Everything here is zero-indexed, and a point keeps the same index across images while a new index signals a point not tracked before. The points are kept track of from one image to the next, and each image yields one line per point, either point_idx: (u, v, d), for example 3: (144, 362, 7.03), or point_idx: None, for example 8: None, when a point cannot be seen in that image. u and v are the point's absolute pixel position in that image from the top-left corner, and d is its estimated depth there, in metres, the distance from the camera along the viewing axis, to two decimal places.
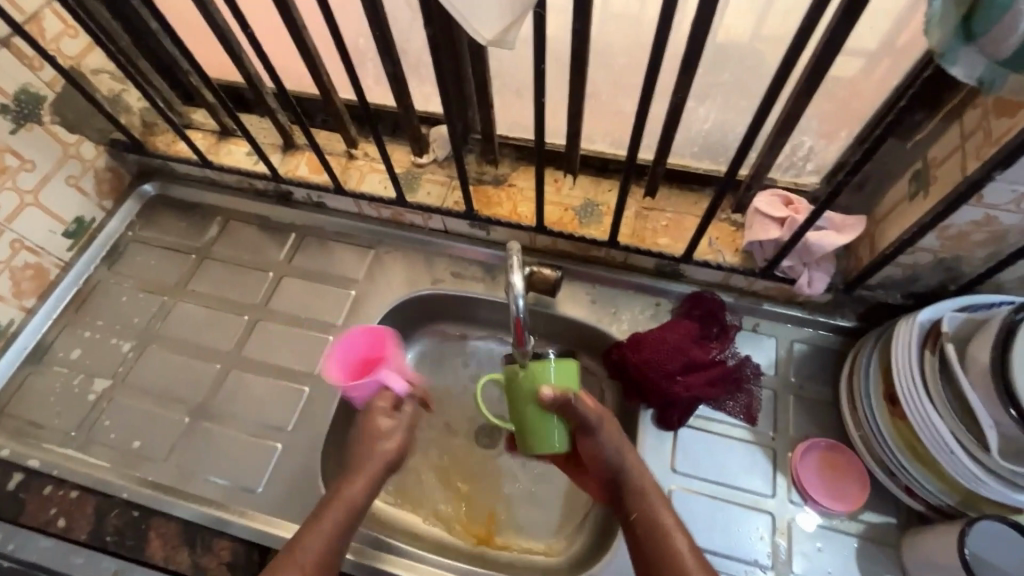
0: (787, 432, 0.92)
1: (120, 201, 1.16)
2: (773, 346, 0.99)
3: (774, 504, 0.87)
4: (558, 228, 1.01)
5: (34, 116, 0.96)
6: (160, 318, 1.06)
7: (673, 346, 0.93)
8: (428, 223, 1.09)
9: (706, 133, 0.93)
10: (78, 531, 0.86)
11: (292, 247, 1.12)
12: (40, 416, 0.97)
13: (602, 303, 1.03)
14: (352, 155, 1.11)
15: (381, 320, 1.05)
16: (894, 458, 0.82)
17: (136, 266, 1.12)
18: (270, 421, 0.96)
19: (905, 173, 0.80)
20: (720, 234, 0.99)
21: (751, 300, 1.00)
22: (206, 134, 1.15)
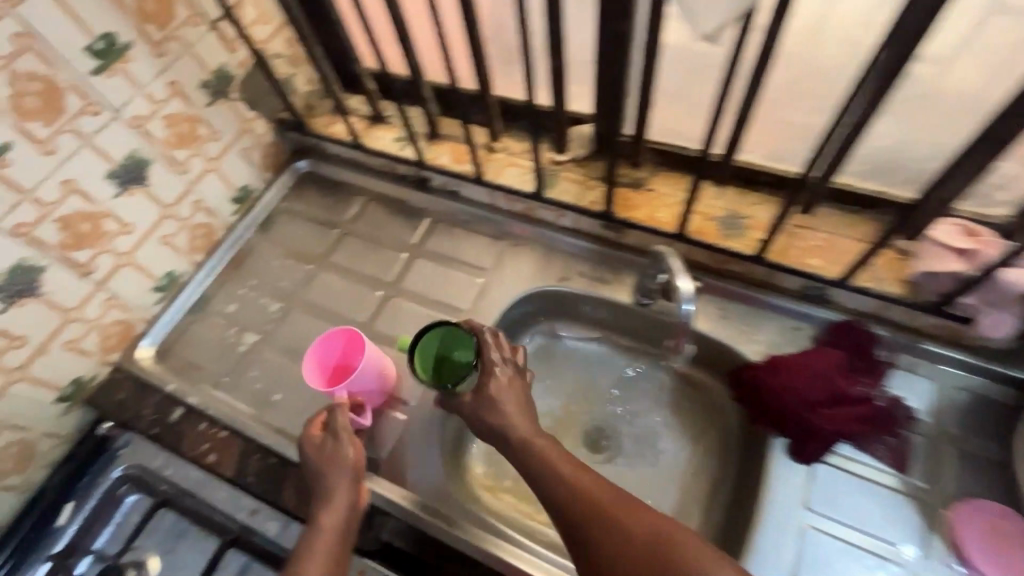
0: (944, 488, 0.83)
1: (278, 174, 1.26)
2: (931, 390, 0.89)
3: (925, 566, 0.78)
4: (698, 238, 0.98)
5: (225, 91, 1.08)
6: (305, 284, 1.14)
7: (818, 376, 0.86)
8: (559, 220, 1.09)
9: (883, 152, 0.85)
10: (225, 468, 0.95)
11: (426, 231, 1.17)
12: (199, 359, 1.08)
13: (736, 320, 0.98)
14: (494, 148, 1.14)
15: (506, 311, 1.06)
16: None
17: (286, 234, 1.21)
18: (397, 393, 1.00)
19: None
20: (884, 262, 0.92)
21: (908, 336, 0.90)
22: (360, 118, 1.23)
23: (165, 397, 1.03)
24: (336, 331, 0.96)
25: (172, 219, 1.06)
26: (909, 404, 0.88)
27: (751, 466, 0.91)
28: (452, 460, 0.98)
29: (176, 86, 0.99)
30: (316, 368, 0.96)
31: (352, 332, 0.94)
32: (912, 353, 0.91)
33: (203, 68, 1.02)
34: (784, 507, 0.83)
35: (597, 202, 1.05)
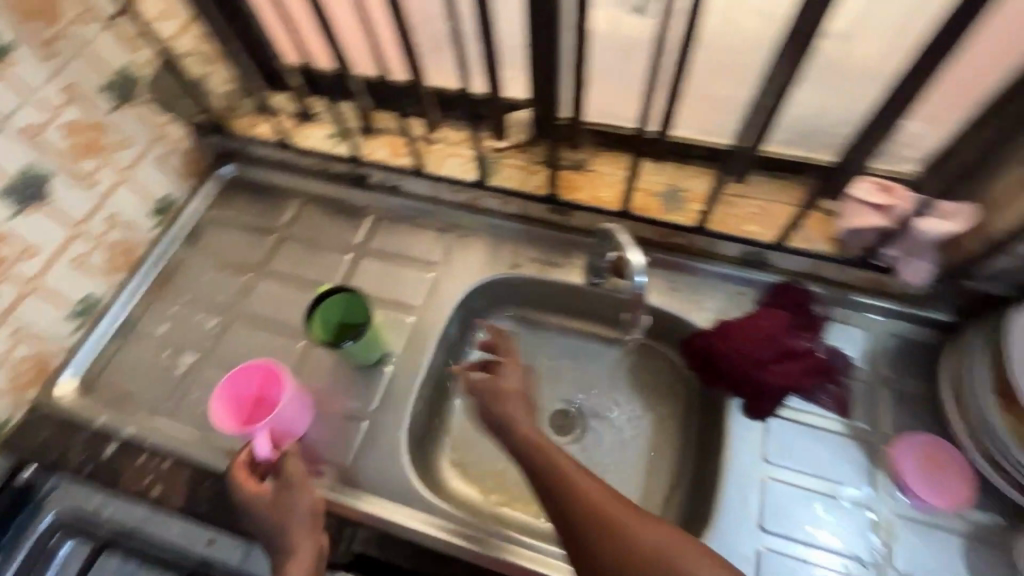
0: (882, 426, 0.89)
1: (201, 181, 1.18)
2: (863, 337, 0.95)
3: (871, 500, 0.84)
4: (645, 214, 1.01)
5: (132, 93, 0.99)
6: (244, 295, 1.08)
7: (765, 332, 0.92)
8: (502, 205, 1.09)
9: (802, 119, 0.90)
10: (173, 502, 0.87)
11: (367, 230, 1.12)
12: (131, 386, 0.99)
13: (688, 293, 1.00)
14: (433, 139, 1.12)
15: (458, 306, 1.04)
16: (1005, 450, 0.79)
17: (217, 244, 1.13)
18: (353, 396, 0.96)
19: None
20: (813, 222, 0.97)
21: (840, 291, 0.95)
22: (288, 117, 1.18)
23: (95, 433, 0.94)
24: (253, 363, 0.90)
25: (82, 239, 0.97)
26: (845, 353, 0.94)
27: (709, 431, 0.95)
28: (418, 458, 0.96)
29: (76, 89, 0.90)
30: (225, 403, 0.90)
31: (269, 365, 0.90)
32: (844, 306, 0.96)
33: (103, 69, 0.94)
34: (744, 464, 0.87)
35: (543, 185, 1.06)
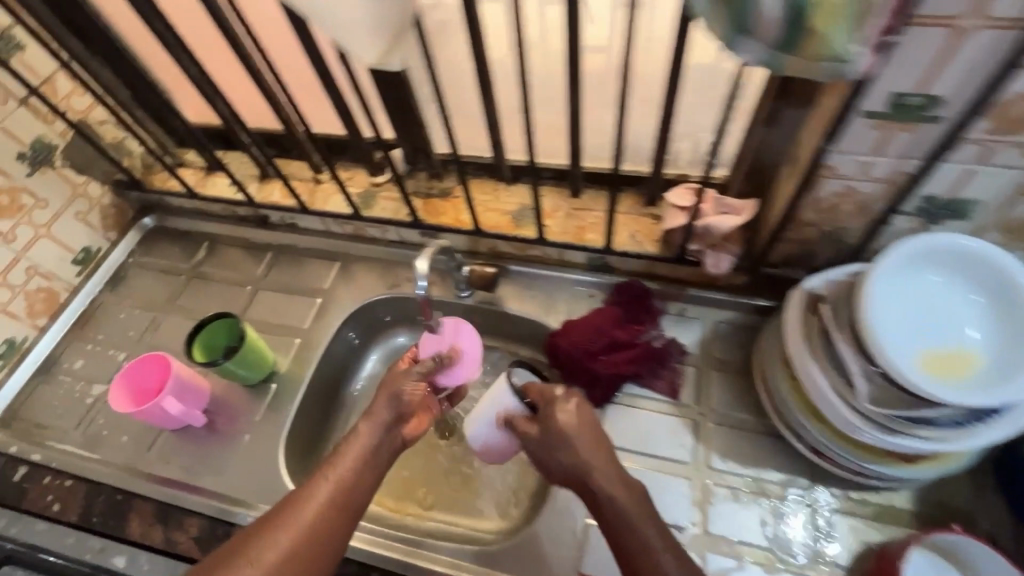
0: (711, 403, 0.81)
1: (123, 234, 1.11)
2: (849, 414, 0.62)
3: (690, 470, 0.77)
4: (495, 232, 0.93)
5: (48, 160, 0.96)
6: (152, 330, 1.01)
7: (594, 329, 0.84)
8: (386, 236, 1.02)
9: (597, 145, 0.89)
10: (62, 516, 0.80)
11: (269, 264, 1.06)
12: (43, 417, 0.92)
13: (541, 297, 0.94)
14: (318, 180, 1.05)
15: (271, 327, 0.99)
16: (801, 424, 0.70)
17: (135, 289, 1.07)
18: (260, 430, 0.87)
19: (810, 179, 0.66)
20: (640, 229, 0.89)
21: (816, 343, 0.66)
22: (252, 174, 1.09)
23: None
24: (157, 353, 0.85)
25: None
26: (658, 442, 0.79)
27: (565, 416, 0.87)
28: (301, 460, 0.88)
29: (29, 190, 0.93)
30: (126, 390, 0.84)
31: (163, 355, 0.83)
32: (823, 368, 0.65)
33: (16, 140, 0.91)
34: None
35: (434, 214, 0.97)
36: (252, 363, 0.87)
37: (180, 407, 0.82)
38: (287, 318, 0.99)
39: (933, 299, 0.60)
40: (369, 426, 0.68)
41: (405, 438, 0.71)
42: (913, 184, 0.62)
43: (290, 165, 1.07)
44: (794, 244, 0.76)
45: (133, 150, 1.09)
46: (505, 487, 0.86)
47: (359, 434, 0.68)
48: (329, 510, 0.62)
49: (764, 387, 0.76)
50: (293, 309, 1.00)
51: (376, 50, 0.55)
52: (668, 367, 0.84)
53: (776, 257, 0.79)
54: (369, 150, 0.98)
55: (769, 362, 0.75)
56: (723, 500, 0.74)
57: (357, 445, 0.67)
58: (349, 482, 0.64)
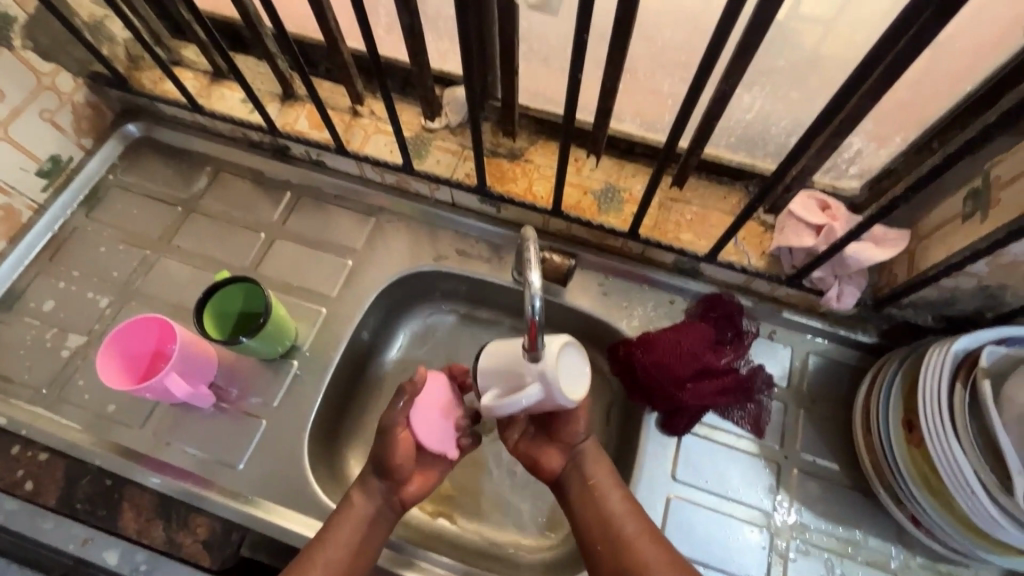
0: (796, 445, 0.73)
1: (100, 142, 0.90)
2: (990, 508, 0.55)
3: (771, 520, 0.70)
4: (574, 214, 0.78)
5: (2, 38, 0.72)
6: (141, 273, 0.83)
7: (686, 350, 0.73)
8: (435, 195, 0.85)
9: (720, 129, 0.73)
10: (46, 497, 0.69)
11: (287, 207, 0.88)
12: (6, 368, 0.77)
13: (615, 295, 0.82)
14: (357, 112, 0.85)
15: (289, 286, 0.83)
16: (911, 496, 0.64)
17: (117, 216, 0.87)
18: (278, 416, 0.74)
19: (1012, 234, 0.54)
20: (745, 234, 0.76)
21: (958, 421, 0.58)
22: (270, 90, 0.87)
23: None
24: (150, 316, 0.70)
25: None
26: (736, 482, 0.72)
27: (626, 435, 0.79)
28: (323, 452, 0.77)
29: None
30: (115, 358, 0.69)
31: (165, 320, 0.68)
32: (966, 450, 0.57)
33: None
34: (651, 467, 0.72)
35: (501, 178, 0.80)
36: (273, 338, 0.73)
37: (188, 387, 0.69)
38: (310, 279, 0.83)
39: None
40: (364, 496, 0.64)
41: (404, 503, 0.66)
42: None
43: (322, 86, 0.86)
44: (937, 290, 0.65)
45: (114, 34, 0.84)
46: (550, 504, 0.78)
47: (357, 502, 0.64)
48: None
49: (867, 444, 0.69)
50: (317, 269, 0.84)
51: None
52: (755, 401, 0.74)
53: (906, 299, 0.69)
54: (431, 87, 0.78)
55: (880, 419, 0.67)
56: (798, 557, 0.68)
57: (355, 515, 0.63)
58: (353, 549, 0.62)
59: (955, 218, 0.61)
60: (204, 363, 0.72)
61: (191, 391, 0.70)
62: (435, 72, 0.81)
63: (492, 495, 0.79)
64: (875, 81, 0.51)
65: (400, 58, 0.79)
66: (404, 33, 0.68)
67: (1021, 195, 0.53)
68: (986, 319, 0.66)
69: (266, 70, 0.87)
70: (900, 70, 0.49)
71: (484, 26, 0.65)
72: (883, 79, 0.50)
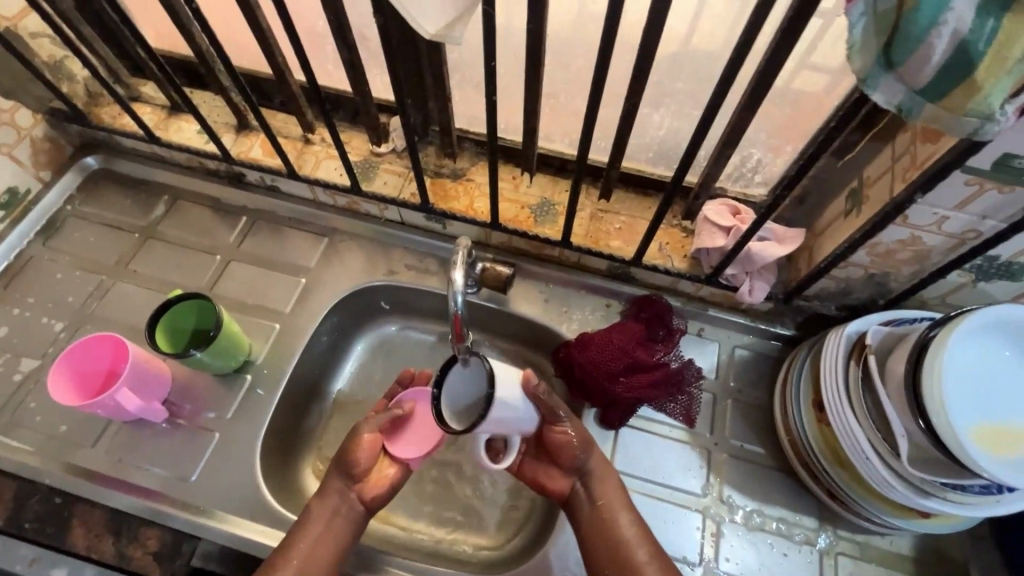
0: (725, 432, 0.78)
1: (59, 174, 0.93)
2: (884, 471, 0.61)
3: (705, 503, 0.74)
4: (512, 227, 0.84)
5: None
6: (97, 297, 0.86)
7: (617, 347, 0.79)
8: (385, 215, 0.91)
9: (638, 145, 0.80)
10: None
11: (243, 230, 0.92)
12: None
13: (555, 301, 0.87)
14: (308, 139, 0.91)
15: (244, 304, 0.86)
16: (823, 469, 0.70)
17: (72, 244, 0.90)
18: (230, 428, 0.77)
19: (879, 225, 0.62)
20: (668, 239, 0.83)
21: (854, 393, 0.65)
22: (225, 121, 0.92)
23: None
24: (103, 334, 0.72)
25: None
26: (671, 470, 0.76)
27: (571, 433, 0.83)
28: (277, 463, 0.79)
29: None
30: (67, 375, 0.71)
31: (118, 337, 0.71)
32: (859, 420, 0.64)
33: None
34: None
35: (445, 196, 0.86)
36: (225, 353, 0.76)
37: (138, 402, 0.71)
38: (264, 297, 0.87)
39: (995, 371, 0.58)
40: (321, 500, 0.67)
41: (365, 502, 0.69)
42: (983, 246, 0.59)
43: (275, 117, 0.92)
44: (834, 281, 0.73)
45: (71, 73, 0.89)
46: (500, 503, 0.81)
47: (315, 509, 0.67)
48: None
49: (784, 425, 0.75)
50: (272, 287, 0.88)
51: (438, 19, 0.45)
52: (686, 393, 0.80)
53: (810, 291, 0.76)
54: (376, 115, 0.84)
55: (795, 400, 0.73)
56: (729, 534, 0.73)
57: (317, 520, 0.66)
58: (317, 554, 0.64)
59: (839, 215, 0.69)
60: (156, 379, 0.74)
61: (143, 406, 0.72)
62: (379, 101, 0.87)
63: (444, 498, 0.81)
64: (748, 98, 0.59)
65: (346, 89, 0.85)
66: (345, 66, 0.74)
67: (884, 192, 0.60)
68: (879, 305, 0.74)
69: (220, 103, 0.93)
70: (765, 85, 0.57)
71: (417, 58, 0.71)
72: (754, 94, 0.58)
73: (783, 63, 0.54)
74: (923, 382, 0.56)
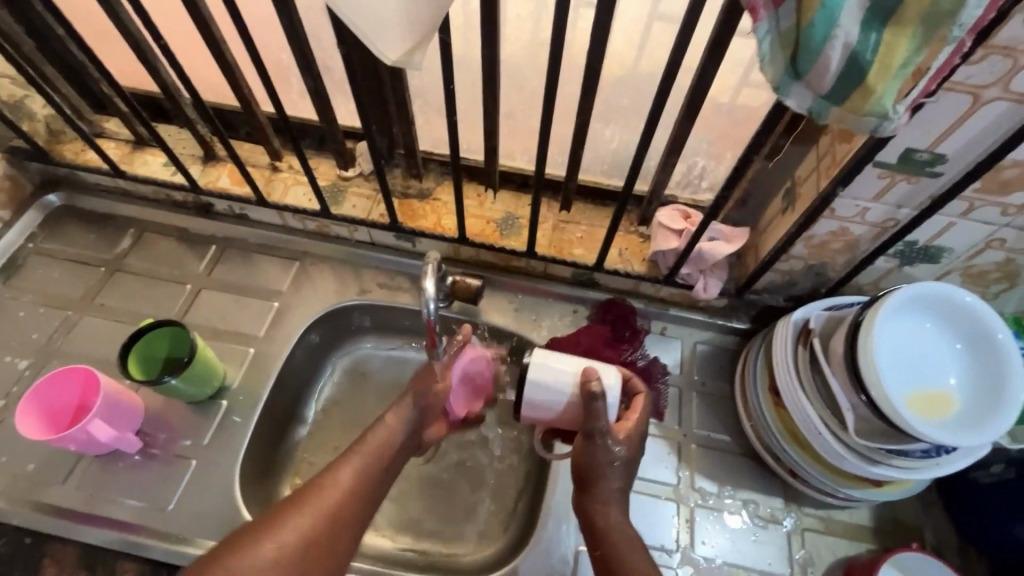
0: (692, 424, 0.83)
1: (19, 213, 0.93)
2: (835, 445, 0.66)
3: (678, 492, 0.78)
4: (479, 240, 0.88)
5: None
6: (62, 333, 0.85)
7: (585, 348, 0.83)
8: (355, 236, 0.93)
9: (593, 158, 0.86)
10: None
11: (213, 257, 0.93)
12: None
13: (524, 309, 0.91)
14: (276, 167, 0.93)
15: (217, 330, 0.87)
16: (783, 449, 0.74)
17: (35, 281, 0.89)
18: (206, 455, 0.76)
19: (811, 219, 0.68)
20: (626, 245, 0.88)
21: (803, 376, 0.70)
22: (190, 152, 0.94)
23: None
24: (71, 367, 0.72)
25: None
26: (644, 463, 0.80)
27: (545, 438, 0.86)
28: (256, 486, 0.79)
29: None
30: (35, 410, 0.71)
31: (87, 368, 0.70)
32: (810, 400, 0.69)
33: None
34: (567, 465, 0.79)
35: (413, 215, 0.90)
36: (198, 379, 0.76)
37: (113, 431, 0.71)
38: (237, 323, 0.87)
39: (923, 342, 0.65)
40: (396, 418, 0.68)
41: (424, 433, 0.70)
42: (902, 232, 0.66)
43: (241, 147, 0.94)
44: (779, 273, 0.79)
45: (32, 112, 0.89)
46: (481, 509, 0.83)
47: (387, 423, 0.67)
48: (354, 495, 0.61)
49: (746, 412, 0.79)
50: (244, 313, 0.88)
51: (398, 46, 0.49)
52: (654, 389, 0.84)
53: (759, 285, 0.82)
54: (343, 141, 0.87)
55: (754, 387, 0.78)
56: (703, 519, 0.76)
57: (382, 436, 0.66)
58: (369, 478, 0.63)
59: (778, 213, 0.75)
60: (129, 408, 0.74)
61: (117, 436, 0.71)
62: (344, 127, 0.90)
63: (426, 509, 0.82)
64: (685, 111, 0.65)
65: (311, 116, 0.88)
66: (310, 95, 0.77)
67: (812, 189, 0.67)
68: (821, 294, 0.81)
69: (186, 136, 0.94)
70: (699, 98, 0.63)
71: (380, 86, 0.75)
72: (690, 107, 0.64)
73: (711, 79, 0.61)
74: (858, 359, 0.62)
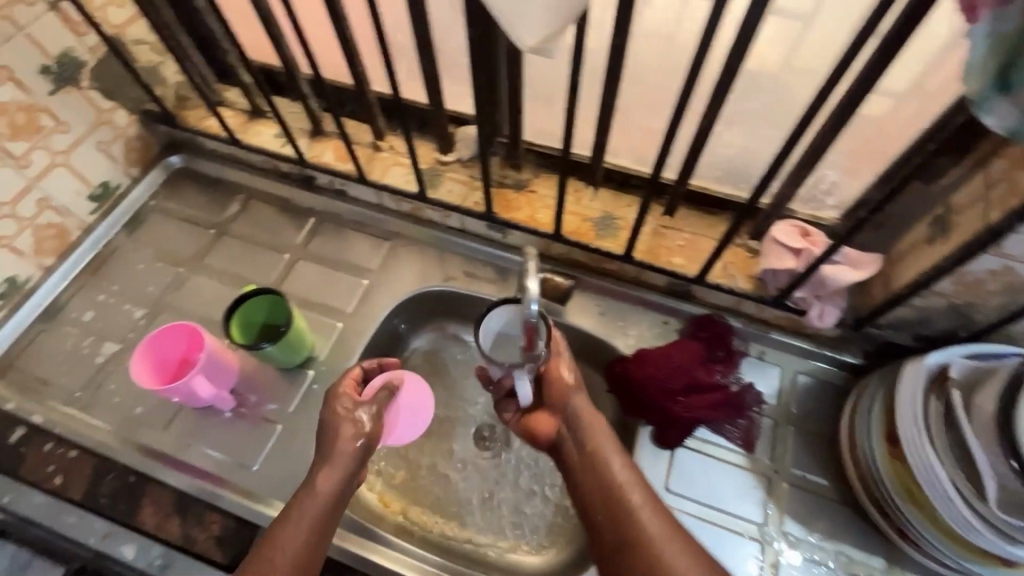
0: (786, 461, 0.76)
1: (146, 171, 0.99)
2: (969, 515, 0.58)
3: (763, 532, 0.72)
4: (573, 238, 0.85)
5: (73, 79, 0.82)
6: (173, 288, 0.90)
7: (676, 365, 0.78)
8: (447, 222, 0.93)
9: (706, 163, 0.79)
10: (72, 492, 0.74)
11: (310, 230, 0.96)
12: (45, 371, 0.84)
13: (611, 315, 0.87)
14: (378, 146, 0.94)
15: (309, 301, 0.89)
16: (893, 505, 0.67)
17: (154, 237, 0.95)
18: (291, 421, 0.79)
19: (970, 254, 0.59)
20: (731, 259, 0.82)
21: (934, 430, 0.62)
22: (300, 126, 0.96)
23: None
24: (181, 323, 0.76)
25: (8, 219, 0.80)
26: (727, 495, 0.74)
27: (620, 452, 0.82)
28: None
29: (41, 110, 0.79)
30: (146, 360, 0.75)
31: (194, 326, 0.74)
32: (941, 458, 0.60)
33: (40, 51, 0.77)
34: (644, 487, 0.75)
35: (508, 206, 0.88)
36: (290, 347, 0.79)
37: (212, 387, 0.75)
38: (328, 296, 0.90)
39: None
40: (327, 477, 0.61)
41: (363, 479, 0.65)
42: None
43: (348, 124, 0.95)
44: (911, 309, 0.70)
45: (165, 78, 0.95)
46: (546, 514, 0.81)
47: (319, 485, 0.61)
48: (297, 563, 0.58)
49: (852, 458, 0.72)
50: (335, 287, 0.90)
51: (538, 32, 0.46)
52: (746, 417, 0.78)
53: (884, 319, 0.73)
54: (447, 125, 0.86)
55: (865, 432, 0.70)
56: (790, 566, 0.70)
57: (311, 508, 0.60)
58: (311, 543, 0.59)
59: (922, 242, 0.66)
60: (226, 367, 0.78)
61: (215, 393, 0.75)
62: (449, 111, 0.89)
63: (491, 505, 0.81)
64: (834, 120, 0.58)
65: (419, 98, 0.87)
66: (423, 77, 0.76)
67: (976, 221, 0.58)
68: (959, 337, 0.71)
69: (297, 109, 0.97)
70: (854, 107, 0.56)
71: (495, 72, 0.73)
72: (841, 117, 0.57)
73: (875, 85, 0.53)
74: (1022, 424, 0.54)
